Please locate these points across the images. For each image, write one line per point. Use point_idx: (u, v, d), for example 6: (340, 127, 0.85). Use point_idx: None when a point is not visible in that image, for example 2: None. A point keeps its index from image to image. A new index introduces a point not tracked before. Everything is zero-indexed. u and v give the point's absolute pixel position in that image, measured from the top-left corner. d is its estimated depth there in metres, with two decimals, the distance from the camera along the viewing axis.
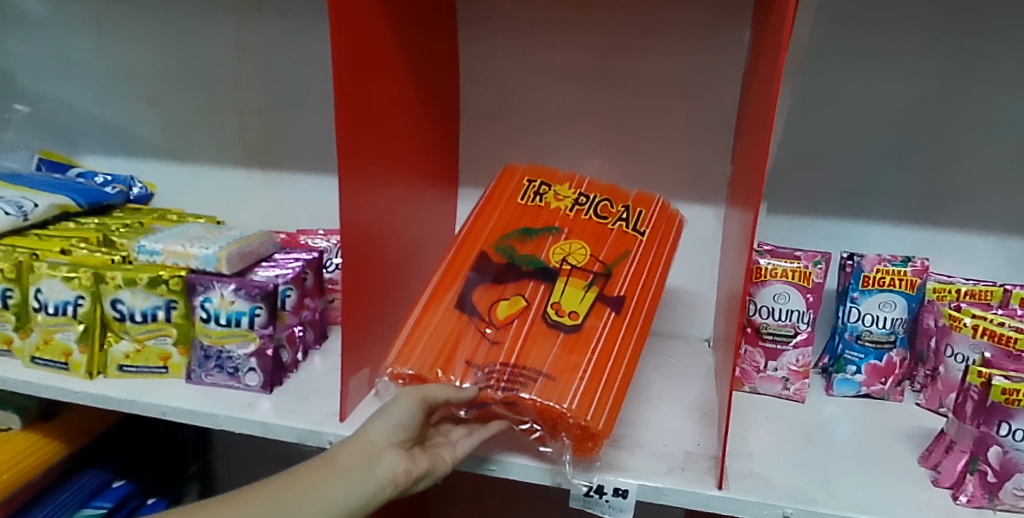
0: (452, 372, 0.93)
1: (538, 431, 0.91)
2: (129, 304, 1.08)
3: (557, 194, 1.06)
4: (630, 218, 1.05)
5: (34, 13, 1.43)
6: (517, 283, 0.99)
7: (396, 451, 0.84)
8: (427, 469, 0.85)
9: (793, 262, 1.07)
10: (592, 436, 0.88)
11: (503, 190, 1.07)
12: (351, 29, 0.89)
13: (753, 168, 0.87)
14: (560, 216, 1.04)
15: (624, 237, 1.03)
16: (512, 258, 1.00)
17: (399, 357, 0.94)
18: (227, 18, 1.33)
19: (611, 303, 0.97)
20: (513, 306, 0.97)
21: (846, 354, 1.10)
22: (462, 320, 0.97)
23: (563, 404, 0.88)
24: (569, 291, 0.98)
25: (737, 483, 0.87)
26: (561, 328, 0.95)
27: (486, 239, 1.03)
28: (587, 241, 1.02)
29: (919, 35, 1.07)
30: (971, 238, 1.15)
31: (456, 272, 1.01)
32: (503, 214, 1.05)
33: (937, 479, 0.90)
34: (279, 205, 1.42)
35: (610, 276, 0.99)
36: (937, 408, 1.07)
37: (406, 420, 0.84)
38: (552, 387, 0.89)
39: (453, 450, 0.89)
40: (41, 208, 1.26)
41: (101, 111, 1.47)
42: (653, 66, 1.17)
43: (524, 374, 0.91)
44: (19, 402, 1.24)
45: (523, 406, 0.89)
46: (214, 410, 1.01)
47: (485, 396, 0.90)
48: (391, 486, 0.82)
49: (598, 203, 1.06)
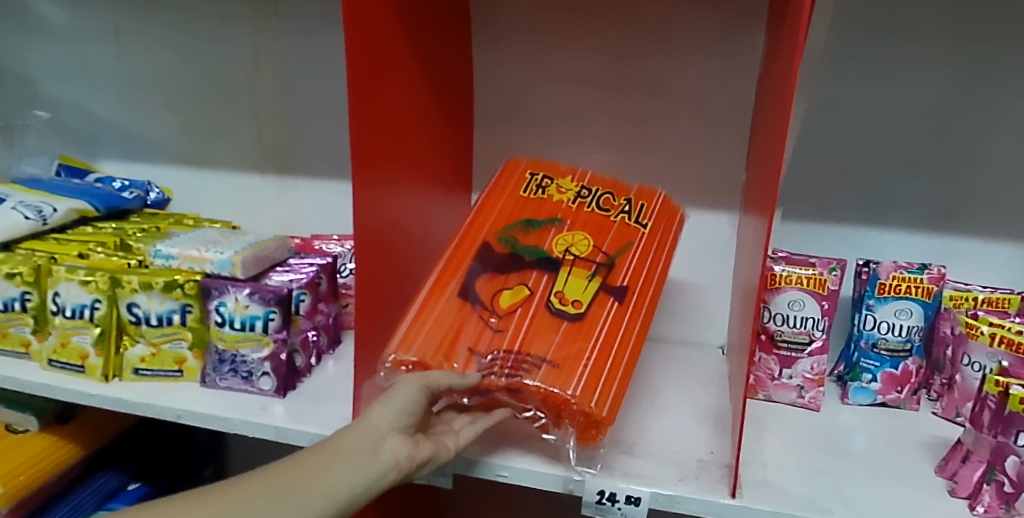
0: (455, 360, 0.92)
1: (541, 419, 0.91)
2: (145, 308, 1.09)
3: (560, 187, 1.06)
4: (632, 211, 1.06)
5: (55, 20, 1.45)
6: (520, 273, 0.99)
7: (399, 436, 0.83)
8: (430, 454, 0.85)
9: (809, 268, 1.07)
10: (596, 423, 0.88)
11: (505, 183, 1.07)
12: (366, 30, 0.90)
13: (768, 170, 0.86)
14: (562, 208, 1.04)
15: (627, 229, 1.04)
16: (514, 249, 1.00)
17: (402, 344, 0.93)
18: (244, 25, 1.34)
19: (615, 293, 0.98)
20: (516, 295, 0.97)
21: (861, 362, 1.09)
22: (465, 309, 0.96)
23: (568, 390, 0.88)
24: (573, 280, 0.98)
25: (751, 492, 0.87)
26: (565, 317, 0.95)
27: (488, 230, 1.02)
28: (590, 232, 1.02)
29: (938, 39, 1.06)
30: (990, 245, 1.14)
31: (459, 260, 1.00)
32: (505, 206, 1.04)
33: (954, 489, 0.89)
34: (295, 210, 1.43)
35: (613, 266, 0.99)
36: (953, 417, 1.06)
37: (409, 405, 0.84)
38: (556, 374, 0.89)
39: (456, 438, 0.88)
40: (61, 212, 1.28)
41: (120, 117, 1.49)
42: (668, 70, 1.17)
43: (528, 361, 0.91)
44: (38, 405, 1.25)
45: (527, 393, 0.90)
46: (227, 413, 1.01)
47: (489, 382, 0.90)
48: (395, 471, 0.81)
49: (600, 195, 1.06)
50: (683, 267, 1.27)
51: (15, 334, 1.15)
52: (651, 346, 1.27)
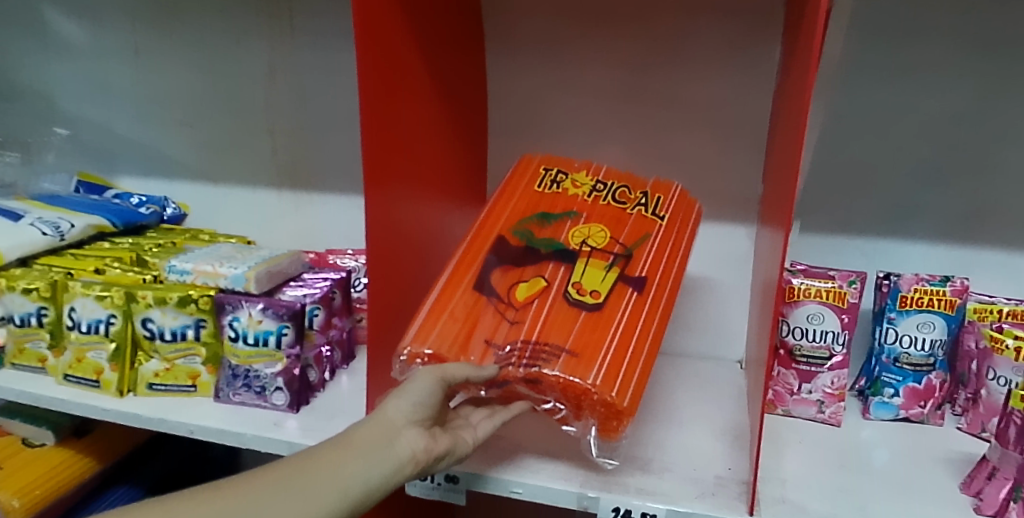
0: (470, 353, 0.92)
1: (561, 410, 0.90)
2: (159, 323, 1.09)
3: (575, 181, 1.06)
4: (649, 203, 1.05)
5: (76, 40, 1.47)
6: (536, 265, 0.98)
7: (416, 429, 0.82)
8: (447, 448, 0.84)
9: (827, 282, 1.05)
10: (617, 414, 0.87)
11: (520, 178, 1.06)
12: (379, 49, 0.90)
13: (786, 176, 0.84)
14: (578, 202, 1.04)
15: (644, 221, 1.03)
16: (530, 242, 0.99)
17: (417, 336, 0.93)
18: (259, 41, 1.36)
19: (633, 284, 0.96)
20: (532, 288, 0.96)
21: (883, 376, 1.07)
22: (481, 302, 0.95)
23: (588, 379, 0.87)
24: (591, 271, 0.97)
25: (770, 509, 0.85)
26: (583, 307, 0.94)
27: (502, 224, 1.01)
28: (606, 225, 1.01)
29: (960, 44, 1.04)
30: (1016, 254, 1.11)
31: (475, 253, 0.99)
32: (520, 201, 1.03)
33: (980, 507, 0.87)
34: (311, 224, 1.44)
35: (631, 257, 0.98)
36: (978, 433, 1.03)
37: (425, 398, 0.83)
38: (575, 363, 0.88)
39: (474, 433, 0.88)
40: (78, 228, 1.30)
41: (138, 134, 1.51)
42: (682, 83, 1.17)
43: (546, 351, 0.90)
44: (54, 419, 1.27)
45: (546, 384, 0.89)
46: (240, 428, 1.01)
47: (507, 373, 0.89)
48: (411, 464, 0.80)
49: (616, 188, 1.05)
50: (701, 279, 1.26)
51: (31, 349, 1.16)
52: (668, 360, 1.26)
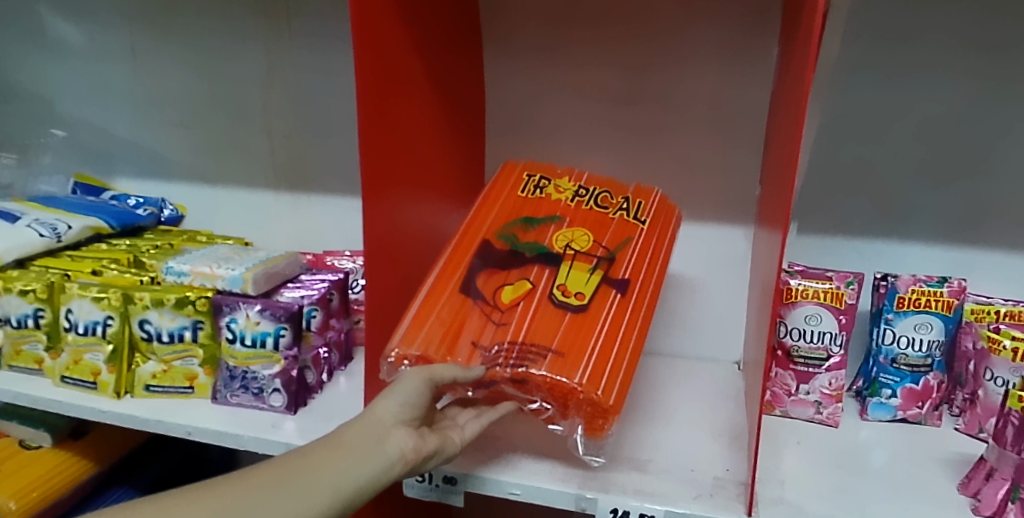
0: (457, 355, 0.91)
1: (547, 410, 0.90)
2: (156, 324, 1.09)
3: (557, 187, 1.06)
4: (631, 208, 1.05)
5: (73, 41, 1.47)
6: (521, 268, 0.98)
7: (404, 429, 0.82)
8: (436, 447, 0.84)
9: (826, 282, 1.05)
10: (603, 412, 0.87)
11: (503, 184, 1.07)
12: (375, 48, 0.90)
13: (784, 176, 0.84)
14: (561, 207, 1.04)
15: (626, 225, 1.03)
16: (514, 246, 0.99)
17: (404, 339, 0.93)
18: (256, 43, 1.36)
19: (617, 286, 0.96)
20: (517, 290, 0.96)
21: (880, 377, 1.07)
22: (467, 304, 0.95)
23: (574, 378, 0.87)
24: (575, 273, 0.97)
25: (767, 510, 0.85)
26: (568, 308, 0.94)
27: (487, 230, 1.01)
28: (589, 229, 1.01)
29: (956, 46, 1.05)
30: (1014, 255, 1.11)
31: (461, 256, 0.99)
32: (504, 206, 1.04)
33: (978, 507, 0.87)
34: (308, 225, 1.43)
35: (613, 260, 0.98)
36: (976, 433, 1.03)
37: (413, 398, 0.83)
38: (561, 363, 0.88)
39: (461, 433, 0.87)
40: (75, 230, 1.30)
41: (135, 135, 1.51)
42: (680, 85, 1.17)
43: (533, 351, 0.90)
44: (51, 420, 1.26)
45: (533, 383, 0.89)
46: (237, 430, 1.01)
47: (494, 373, 0.89)
48: (401, 464, 0.80)
49: (598, 194, 1.06)
50: (698, 280, 1.25)
51: (28, 351, 1.16)
52: (665, 361, 1.26)
